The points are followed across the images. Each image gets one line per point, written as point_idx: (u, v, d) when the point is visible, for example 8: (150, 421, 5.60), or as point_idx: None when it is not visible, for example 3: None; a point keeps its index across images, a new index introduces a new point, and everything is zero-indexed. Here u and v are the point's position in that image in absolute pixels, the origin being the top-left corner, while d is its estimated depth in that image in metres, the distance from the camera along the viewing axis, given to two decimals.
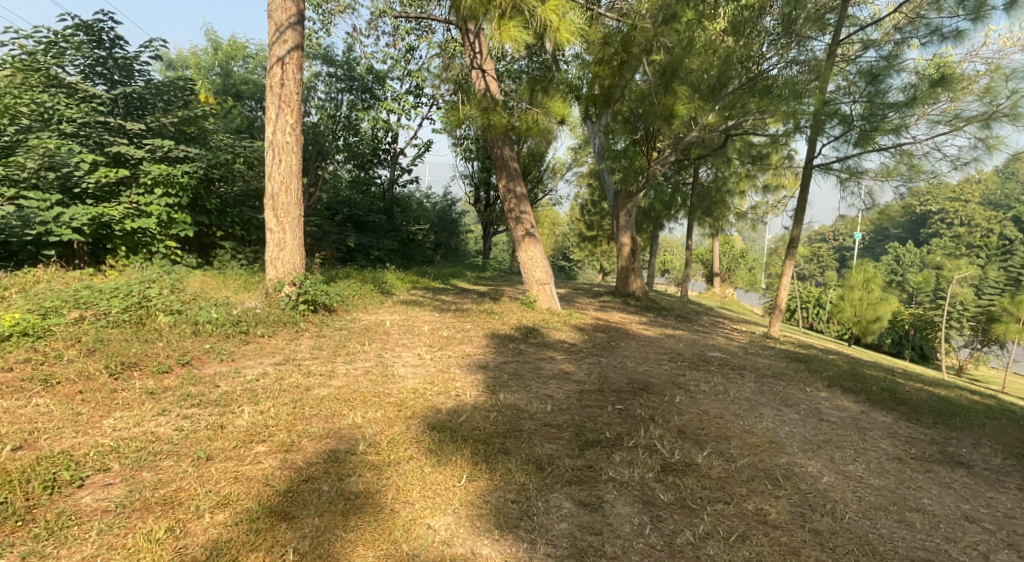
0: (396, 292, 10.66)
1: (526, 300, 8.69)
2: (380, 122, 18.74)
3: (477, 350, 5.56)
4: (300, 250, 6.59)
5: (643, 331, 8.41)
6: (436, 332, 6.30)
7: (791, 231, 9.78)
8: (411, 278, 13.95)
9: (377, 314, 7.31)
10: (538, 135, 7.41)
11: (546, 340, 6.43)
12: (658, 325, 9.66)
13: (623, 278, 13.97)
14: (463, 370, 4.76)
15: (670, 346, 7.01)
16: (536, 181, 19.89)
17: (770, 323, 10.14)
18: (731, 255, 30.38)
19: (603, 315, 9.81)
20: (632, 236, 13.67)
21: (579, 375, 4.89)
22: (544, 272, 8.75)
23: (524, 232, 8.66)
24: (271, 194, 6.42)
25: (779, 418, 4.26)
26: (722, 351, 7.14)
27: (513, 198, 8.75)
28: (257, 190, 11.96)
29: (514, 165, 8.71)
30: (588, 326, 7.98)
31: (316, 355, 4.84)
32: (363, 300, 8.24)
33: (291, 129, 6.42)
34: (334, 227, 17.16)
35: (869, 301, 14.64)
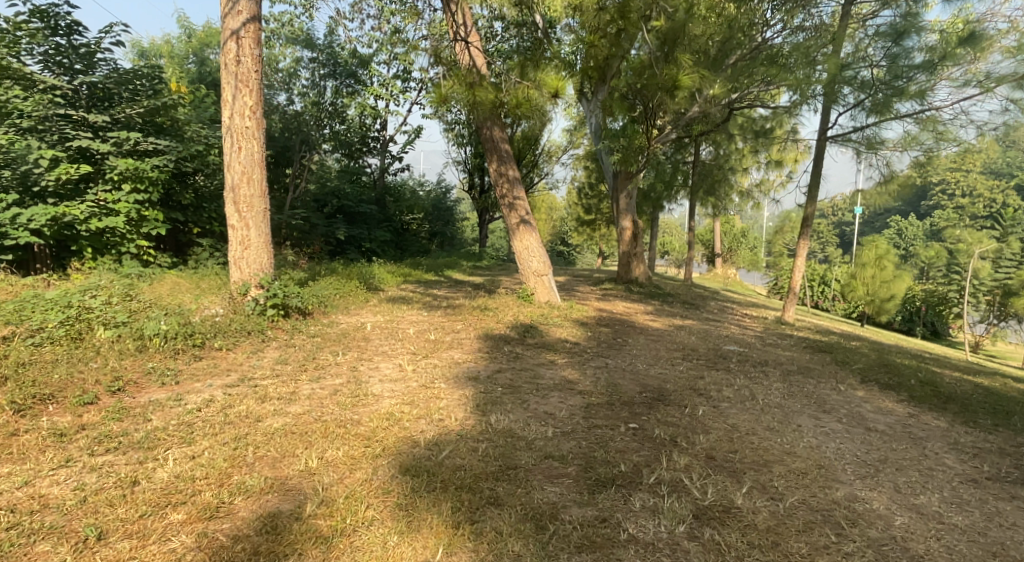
0: (384, 288, 9.98)
1: (523, 293, 8.00)
2: (367, 108, 17.92)
3: (466, 356, 4.90)
4: (268, 248, 5.92)
5: (650, 323, 7.75)
6: (421, 335, 5.63)
7: (805, 209, 9.08)
8: (403, 270, 13.26)
9: (359, 315, 6.65)
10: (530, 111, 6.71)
11: (544, 340, 5.77)
12: (665, 314, 8.99)
13: (625, 264, 13.30)
14: (449, 384, 4.10)
15: (682, 341, 6.34)
16: (531, 165, 19.15)
17: (784, 307, 9.48)
18: (732, 234, 29.65)
19: (606, 306, 9.13)
20: (633, 219, 12.98)
21: (583, 384, 4.24)
22: (541, 262, 8.04)
23: (519, 220, 8.04)
24: (231, 185, 5.74)
25: (821, 431, 3.61)
26: (739, 344, 6.47)
27: (506, 182, 8.05)
28: None
29: (504, 147, 8.02)
30: (591, 320, 7.31)
31: (279, 372, 4.19)
32: (345, 300, 7.57)
33: (251, 112, 5.71)
34: (322, 220, 16.44)
35: (882, 279, 13.97)
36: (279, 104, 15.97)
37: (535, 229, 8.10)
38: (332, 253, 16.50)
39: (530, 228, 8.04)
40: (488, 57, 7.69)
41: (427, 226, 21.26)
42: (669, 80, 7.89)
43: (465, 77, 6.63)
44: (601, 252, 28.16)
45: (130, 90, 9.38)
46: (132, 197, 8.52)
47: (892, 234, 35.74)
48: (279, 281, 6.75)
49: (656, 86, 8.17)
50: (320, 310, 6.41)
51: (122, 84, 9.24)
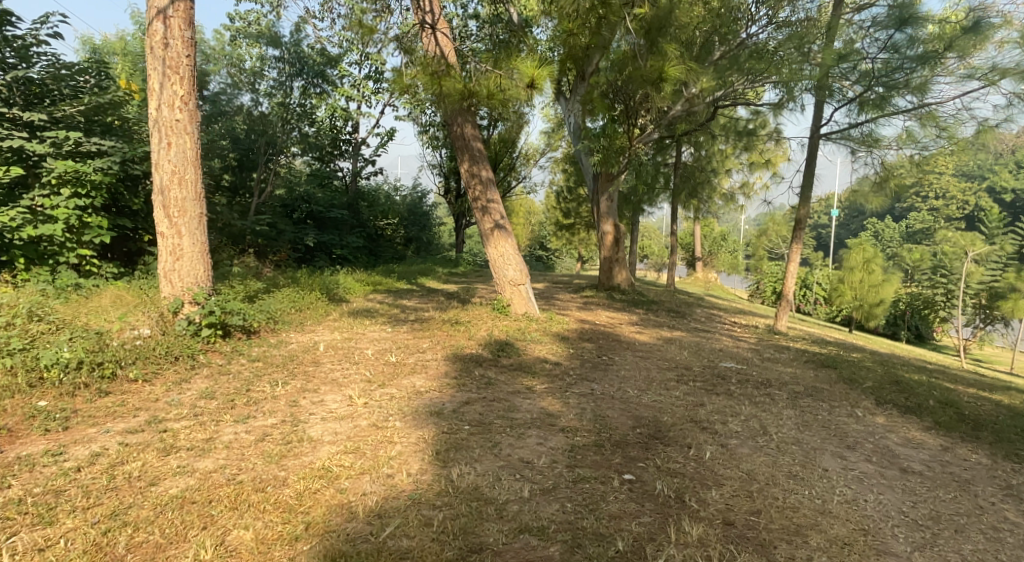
0: (350, 299, 9.24)
1: (498, 305, 7.32)
2: (337, 109, 17.11)
3: (431, 384, 4.21)
4: (205, 258, 5.14)
5: (637, 336, 7.14)
6: (381, 357, 4.93)
7: (797, 212, 8.59)
8: (373, 279, 12.52)
9: (315, 333, 5.93)
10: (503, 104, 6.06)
11: (522, 360, 5.11)
12: (652, 324, 8.41)
13: (607, 270, 12.70)
14: (406, 422, 3.42)
15: (674, 358, 5.72)
16: (508, 168, 18.51)
17: (776, 315, 8.97)
18: (711, 238, 29.43)
19: (589, 317, 8.52)
20: (615, 223, 12.40)
21: (567, 417, 3.58)
22: (518, 270, 7.37)
23: (493, 224, 7.38)
24: (160, 187, 4.96)
25: (851, 474, 3.02)
26: (736, 361, 5.89)
27: (479, 184, 7.40)
28: None
29: (477, 145, 7.37)
30: (574, 334, 6.68)
31: (201, 411, 3.45)
32: (301, 314, 6.79)
33: (183, 102, 4.96)
34: (289, 225, 15.61)
35: (870, 284, 13.64)
36: (243, 105, 15.11)
37: (511, 234, 7.44)
38: (301, 261, 15.67)
39: (505, 233, 7.39)
40: (456, 46, 7.04)
41: (402, 232, 20.47)
42: (654, 72, 7.30)
43: (430, 66, 5.98)
44: (581, 256, 27.62)
45: (72, 87, 8.58)
46: (71, 202, 7.54)
47: (868, 236, 35.90)
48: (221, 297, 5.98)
49: (640, 79, 7.59)
50: (267, 329, 5.65)
51: (61, 80, 8.41)
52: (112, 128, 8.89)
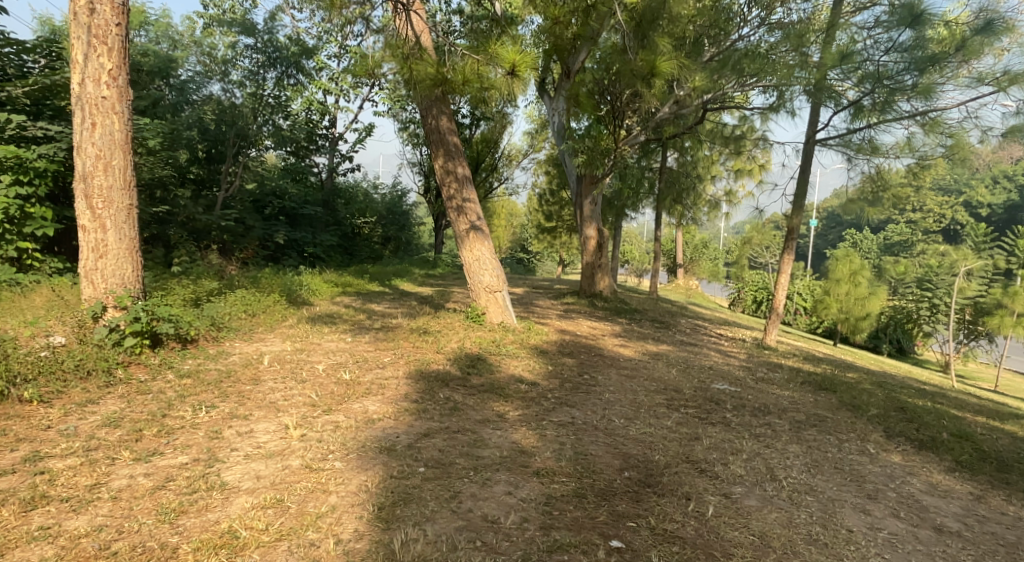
0: (313, 302, 8.58)
1: (472, 314, 6.75)
2: (314, 102, 16.35)
3: (386, 410, 3.62)
4: (135, 257, 4.44)
5: (620, 350, 6.64)
6: (333, 374, 4.33)
7: (790, 220, 8.21)
8: (343, 279, 11.87)
9: (265, 342, 5.29)
10: (481, 91, 5.50)
11: (495, 379, 4.54)
12: (636, 336, 7.92)
13: (589, 276, 12.18)
14: (349, 461, 2.84)
15: (662, 377, 5.22)
16: (490, 169, 17.96)
17: (765, 329, 8.55)
18: (693, 245, 29.18)
19: (569, 327, 7.99)
20: (598, 228, 11.92)
21: (542, 457, 3.03)
22: (494, 275, 6.80)
23: (469, 226, 6.82)
24: (81, 174, 4.23)
25: (880, 538, 2.53)
26: (728, 382, 5.42)
27: (454, 181, 6.85)
28: None
29: (452, 140, 6.82)
30: (553, 347, 6.15)
31: (95, 445, 2.81)
32: (253, 321, 6.12)
33: (111, 78, 4.24)
34: (258, 221, 14.90)
35: (858, 297, 13.55)
36: (212, 94, 14.30)
37: (487, 237, 6.89)
38: (269, 259, 14.95)
39: (482, 236, 6.83)
40: (433, 29, 6.48)
41: (380, 231, 19.76)
42: (645, 67, 6.83)
43: (401, 49, 5.44)
44: (561, 260, 27.14)
45: (19, 66, 7.82)
46: (11, 191, 6.60)
47: (846, 246, 36.04)
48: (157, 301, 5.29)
49: (630, 75, 7.11)
50: (206, 339, 5.00)
51: (9, 56, 7.68)
52: (66, 113, 7.91)
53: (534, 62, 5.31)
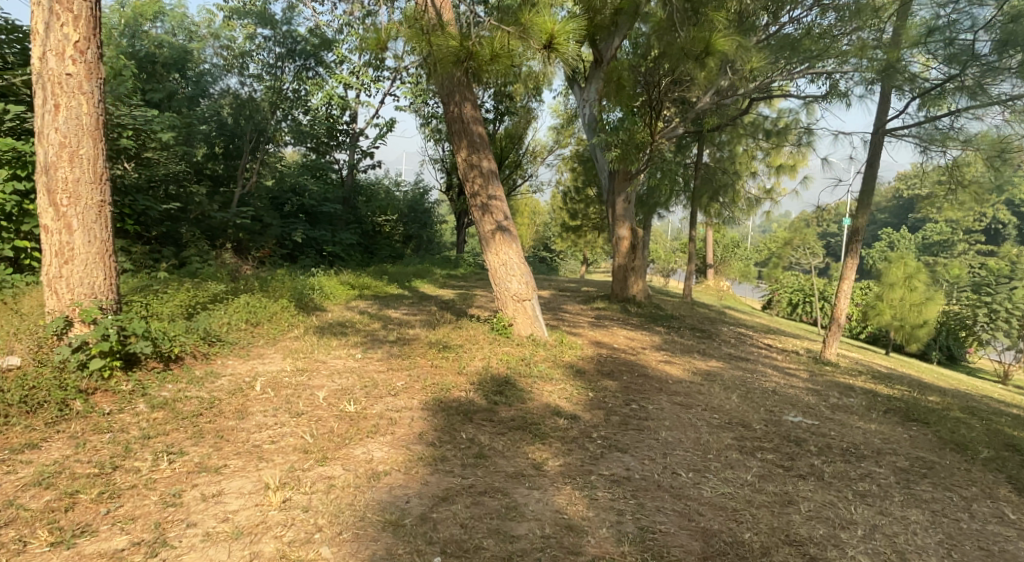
0: (326, 308, 7.90)
1: (498, 325, 6.00)
2: (335, 98, 15.60)
3: (395, 459, 2.90)
4: (108, 262, 3.77)
5: (666, 367, 5.84)
6: (335, 405, 3.62)
7: (854, 221, 7.37)
8: (361, 281, 11.24)
9: (265, 360, 4.63)
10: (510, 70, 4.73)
11: (528, 412, 3.80)
12: (680, 349, 7.12)
13: (621, 279, 11.34)
14: (343, 546, 2.16)
15: (724, 408, 4.42)
16: (514, 166, 17.23)
17: (824, 341, 7.70)
18: (724, 244, 28.06)
19: (605, 338, 7.21)
20: (631, 227, 11.11)
21: (597, 539, 2.31)
22: (522, 282, 6.05)
23: (494, 226, 6.09)
24: (44, 165, 3.57)
25: None
26: (800, 412, 4.61)
27: (478, 176, 6.11)
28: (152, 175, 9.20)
29: (477, 130, 6.10)
30: (592, 366, 5.39)
31: (5, 522, 2.12)
32: (255, 334, 5.44)
33: (78, 51, 3.54)
34: (276, 219, 14.38)
35: (913, 303, 12.57)
36: (230, 88, 13.77)
37: (516, 239, 6.14)
38: (287, 258, 14.43)
39: (510, 238, 6.09)
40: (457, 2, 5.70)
41: (401, 229, 19.11)
42: (699, 44, 6.10)
43: (418, 21, 4.71)
44: (586, 260, 26.30)
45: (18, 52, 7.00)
46: (8, 185, 5.77)
47: (882, 246, 34.51)
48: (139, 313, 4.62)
49: (679, 54, 6.39)
50: (194, 357, 4.32)
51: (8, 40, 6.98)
52: None
53: (576, 33, 4.56)
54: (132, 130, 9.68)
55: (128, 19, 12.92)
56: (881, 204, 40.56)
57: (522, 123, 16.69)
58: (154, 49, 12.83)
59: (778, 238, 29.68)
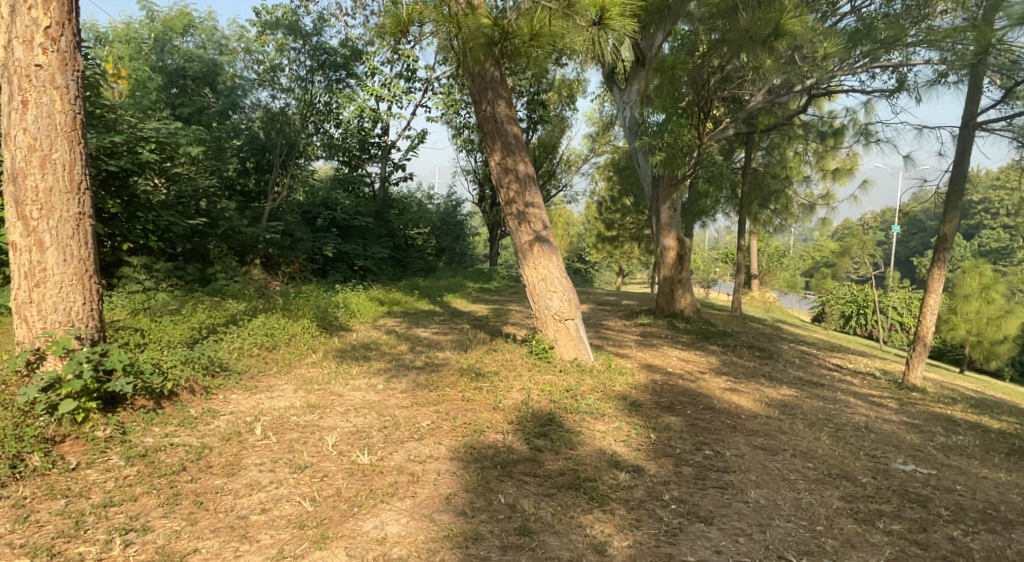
0: (351, 327, 7.34)
1: (538, 349, 5.31)
2: (366, 110, 15.27)
3: (413, 539, 2.25)
4: (89, 283, 3.29)
5: (733, 397, 5.06)
6: (347, 455, 3.00)
7: (943, 227, 6.45)
8: (391, 296, 10.74)
9: (275, 393, 4.04)
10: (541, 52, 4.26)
11: (580, 462, 3.11)
12: (742, 373, 6.32)
13: (667, 293, 10.52)
14: None
15: (818, 455, 3.64)
16: (548, 176, 16.60)
17: (908, 363, 6.78)
18: (768, 254, 26.78)
19: (656, 360, 6.46)
20: (678, 237, 10.31)
21: None
22: (564, 299, 5.34)
23: (532, 236, 5.43)
24: (12, 172, 3.10)
25: None
26: (910, 458, 3.79)
27: (514, 181, 5.48)
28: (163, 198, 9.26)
29: (512, 130, 5.48)
30: (648, 396, 4.66)
31: None
32: (268, 362, 4.88)
33: (49, 38, 3.08)
34: (307, 233, 14.04)
35: (991, 317, 11.41)
36: (261, 102, 13.52)
37: (556, 250, 5.46)
38: (317, 273, 14.07)
39: (549, 250, 5.42)
40: None
41: (434, 242, 18.68)
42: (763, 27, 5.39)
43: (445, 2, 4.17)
44: (622, 271, 25.44)
45: None
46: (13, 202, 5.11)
47: (936, 254, 32.61)
48: (135, 341, 4.12)
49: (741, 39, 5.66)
50: (193, 392, 3.76)
51: None
52: None
53: (626, 8, 3.94)
54: (156, 144, 9.42)
55: (158, 34, 12.81)
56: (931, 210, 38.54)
57: (556, 131, 16.07)
58: (184, 63, 12.62)
59: (823, 246, 28.27)
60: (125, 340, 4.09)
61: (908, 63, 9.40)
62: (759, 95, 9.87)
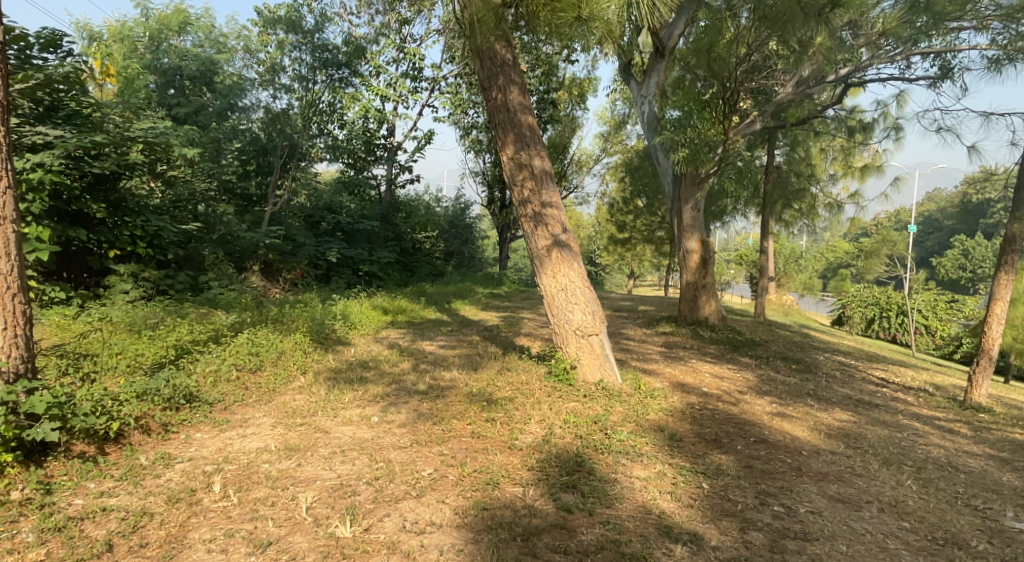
0: (350, 342, 6.71)
1: (558, 371, 4.63)
2: (371, 110, 14.69)
3: None
4: (10, 303, 2.73)
5: (785, 425, 4.36)
6: (325, 524, 2.37)
7: (1010, 226, 5.72)
8: (396, 304, 10.10)
9: (248, 430, 3.42)
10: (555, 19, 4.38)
11: (622, 530, 2.45)
12: (785, 392, 5.61)
13: (690, 299, 9.81)
14: None
15: (911, 509, 2.95)
16: (560, 176, 15.94)
17: (970, 380, 6.06)
18: (785, 256, 25.87)
19: (688, 378, 5.76)
20: (701, 240, 9.63)
21: None
22: (588, 312, 4.67)
23: (550, 240, 4.77)
24: None
25: None
26: (1019, 509, 3.11)
27: (529, 178, 4.83)
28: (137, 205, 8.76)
29: (526, 120, 4.86)
30: (690, 428, 3.98)
31: None
32: (249, 389, 4.27)
33: None
34: (310, 238, 13.44)
35: None
36: (262, 103, 12.90)
37: (577, 256, 4.81)
38: (320, 280, 13.47)
39: (570, 255, 4.76)
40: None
41: (442, 246, 18.06)
42: None
43: None
44: (634, 273, 24.69)
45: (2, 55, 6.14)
46: None
47: (956, 253, 31.46)
48: (85, 371, 3.52)
49: None
50: (149, 433, 3.16)
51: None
52: None
53: None
54: (144, 144, 8.79)
55: (153, 32, 12.18)
56: (947, 207, 37.53)
57: (567, 131, 15.41)
58: (179, 62, 11.98)
59: (839, 246, 27.37)
60: (73, 369, 3.49)
61: (953, 48, 8.67)
62: (789, 85, 9.19)
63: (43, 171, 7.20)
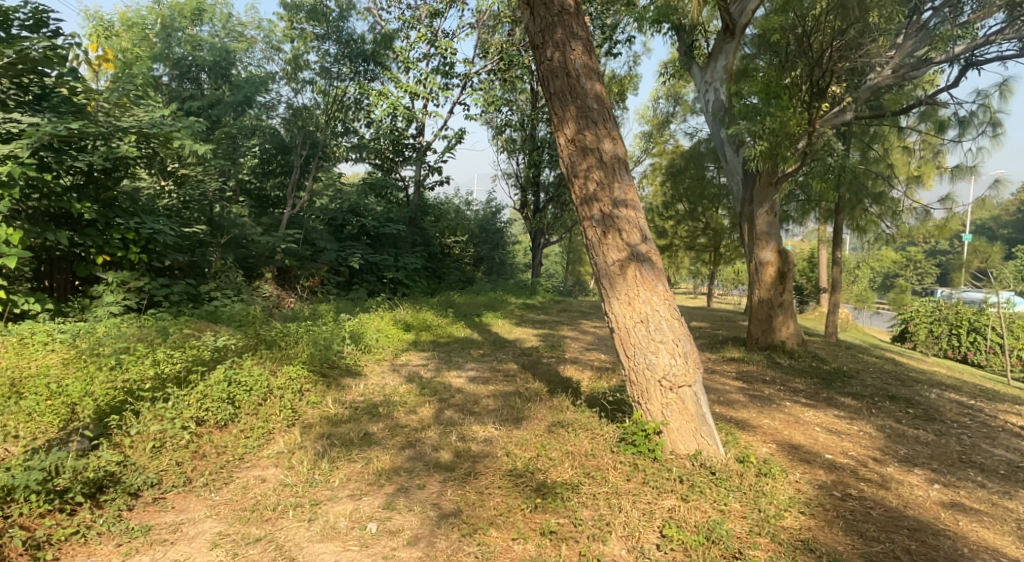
0: (361, 373, 5.46)
1: (638, 440, 3.30)
2: (399, 107, 13.56)
3: None
4: None
5: (977, 532, 2.97)
6: None
7: None
8: (419, 318, 8.84)
9: (173, 549, 2.26)
10: None
11: None
12: (933, 460, 4.16)
13: (764, 320, 8.32)
14: None
15: None
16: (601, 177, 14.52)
17: None
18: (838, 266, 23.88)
19: (798, 435, 4.35)
20: (778, 249, 8.18)
21: None
22: (678, 356, 3.34)
23: (623, 253, 3.45)
24: None
25: None
26: None
27: (597, 167, 3.52)
28: (125, 206, 7.67)
29: (593, 89, 3.55)
30: (848, 544, 2.64)
31: None
32: (204, 460, 3.07)
33: None
34: (332, 242, 12.34)
35: None
36: (281, 97, 11.83)
37: (662, 276, 3.46)
38: (342, 287, 12.38)
39: (653, 275, 3.42)
40: None
41: (471, 251, 16.78)
42: None
43: None
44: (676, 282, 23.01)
45: None
46: None
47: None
48: None
49: None
50: None
51: None
52: None
53: None
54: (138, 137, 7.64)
55: (165, 20, 11.11)
56: (1006, 215, 35.02)
57: None
58: (193, 51, 10.94)
59: (891, 254, 25.37)
60: None
61: None
62: (887, 68, 7.78)
63: (14, 164, 6.14)
